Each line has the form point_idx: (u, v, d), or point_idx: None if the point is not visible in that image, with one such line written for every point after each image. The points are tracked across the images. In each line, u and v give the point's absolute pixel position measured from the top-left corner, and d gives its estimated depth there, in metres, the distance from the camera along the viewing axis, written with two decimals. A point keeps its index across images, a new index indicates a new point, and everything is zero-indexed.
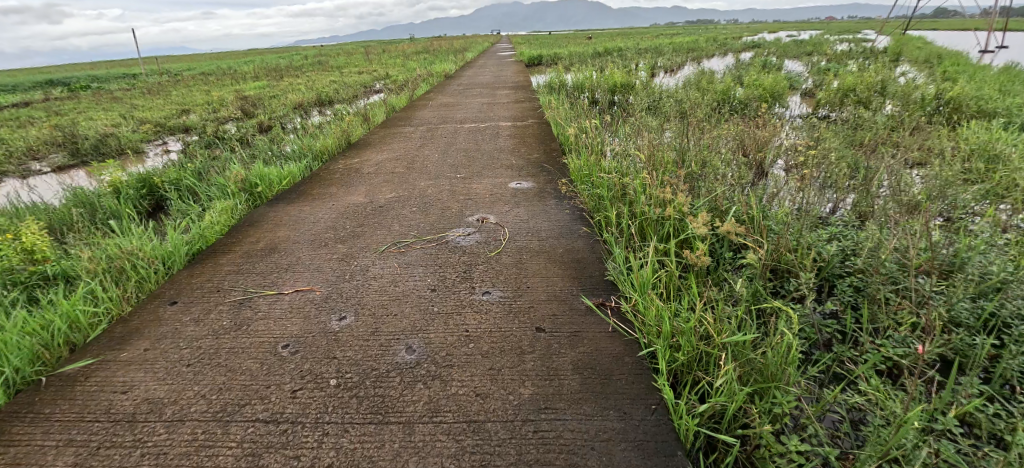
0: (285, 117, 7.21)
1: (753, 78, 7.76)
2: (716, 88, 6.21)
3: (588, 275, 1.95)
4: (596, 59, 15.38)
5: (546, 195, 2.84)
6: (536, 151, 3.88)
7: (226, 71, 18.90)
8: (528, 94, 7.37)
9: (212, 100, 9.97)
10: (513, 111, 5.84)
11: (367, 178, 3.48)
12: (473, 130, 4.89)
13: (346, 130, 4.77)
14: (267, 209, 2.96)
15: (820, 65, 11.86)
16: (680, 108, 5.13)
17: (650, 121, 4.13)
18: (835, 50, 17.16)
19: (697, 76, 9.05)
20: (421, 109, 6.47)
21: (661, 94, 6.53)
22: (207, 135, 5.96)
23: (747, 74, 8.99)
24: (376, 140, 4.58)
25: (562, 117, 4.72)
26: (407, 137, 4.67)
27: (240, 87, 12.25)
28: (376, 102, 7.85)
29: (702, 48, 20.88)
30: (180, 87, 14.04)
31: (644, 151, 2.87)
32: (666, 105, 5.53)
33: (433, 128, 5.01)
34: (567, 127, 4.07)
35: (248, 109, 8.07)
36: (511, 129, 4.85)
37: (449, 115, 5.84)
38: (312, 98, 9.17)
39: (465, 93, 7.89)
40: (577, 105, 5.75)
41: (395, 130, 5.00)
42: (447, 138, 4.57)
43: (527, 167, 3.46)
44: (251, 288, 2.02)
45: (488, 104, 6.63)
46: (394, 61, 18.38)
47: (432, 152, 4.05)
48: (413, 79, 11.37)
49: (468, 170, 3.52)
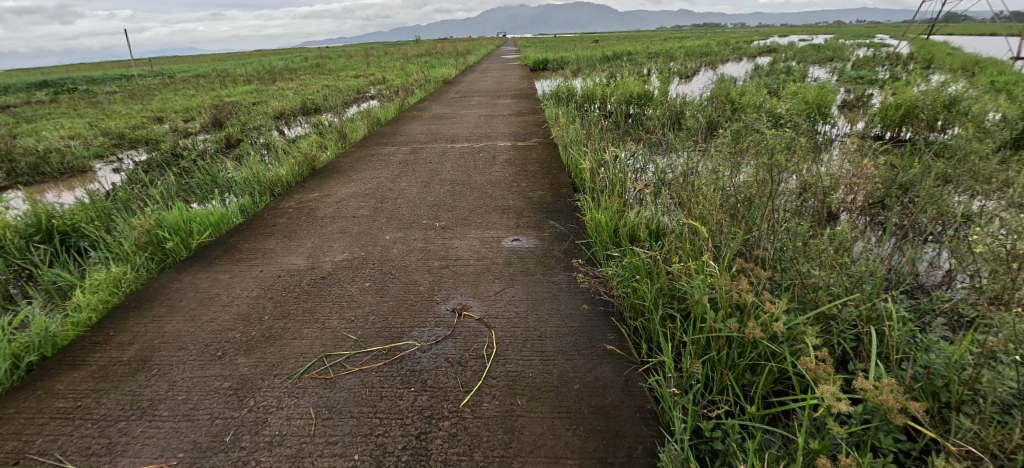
0: (259, 130, 6.41)
1: (786, 90, 6.89)
2: (750, 102, 5.35)
3: (625, 460, 1.14)
4: (604, 63, 14.59)
5: (553, 268, 2.03)
6: (540, 185, 3.08)
7: (219, 73, 18.14)
8: (532, 104, 6.55)
9: (189, 108, 9.15)
10: (515, 127, 5.01)
11: (320, 225, 2.66)
12: (464, 153, 4.07)
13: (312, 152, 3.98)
14: (172, 278, 2.18)
15: (847, 73, 10.99)
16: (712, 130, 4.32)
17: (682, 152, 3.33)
18: (859, 56, 16.17)
19: (720, 84, 8.20)
20: (410, 122, 5.67)
21: (685, 108, 5.69)
22: (162, 153, 5.17)
23: (774, 84, 8.12)
24: (347, 166, 3.77)
25: (573, 138, 3.89)
26: (384, 161, 3.85)
27: (226, 92, 11.46)
28: (364, 111, 7.06)
29: (714, 51, 20.09)
30: (165, 91, 13.26)
31: (691, 205, 2.06)
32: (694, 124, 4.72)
33: (418, 150, 4.20)
34: (580, 157, 3.26)
35: (221, 119, 7.25)
36: (510, 152, 4.02)
37: (440, 132, 5.01)
38: (295, 106, 8.35)
39: (461, 103, 7.05)
40: (590, 122, 4.93)
41: (372, 152, 4.18)
42: (433, 164, 3.74)
43: (528, 213, 2.64)
44: (68, 464, 1.23)
45: (486, 117, 5.79)
46: (393, 64, 17.65)
47: (410, 185, 3.22)
48: (410, 84, 10.58)
49: (453, 213, 2.70)
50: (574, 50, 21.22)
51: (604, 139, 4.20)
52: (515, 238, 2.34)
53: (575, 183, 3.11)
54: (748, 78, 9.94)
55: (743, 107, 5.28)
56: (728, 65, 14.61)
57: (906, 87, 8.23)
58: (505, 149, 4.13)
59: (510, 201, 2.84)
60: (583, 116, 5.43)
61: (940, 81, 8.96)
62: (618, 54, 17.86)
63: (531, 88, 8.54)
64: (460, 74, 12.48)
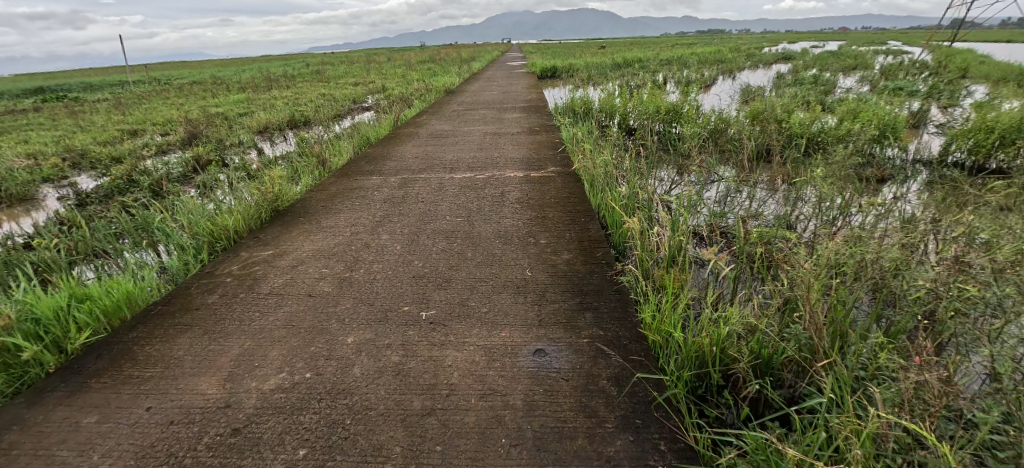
0: (236, 150, 5.65)
1: (829, 107, 6.09)
2: (801, 122, 4.56)
3: None
4: (616, 71, 13.83)
5: (604, 424, 1.26)
6: (566, 243, 2.30)
7: (215, 80, 17.44)
8: (545, 121, 5.78)
9: (169, 120, 8.40)
10: (526, 151, 4.23)
11: (262, 309, 1.90)
12: (466, 186, 3.30)
13: (279, 186, 3.22)
14: (16, 416, 1.43)
15: (884, 83, 10.13)
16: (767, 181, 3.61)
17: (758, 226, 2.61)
18: (885, 64, 15.24)
19: (753, 98, 7.39)
20: (405, 141, 4.91)
21: (723, 129, 4.90)
22: (113, 178, 4.41)
23: (811, 97, 7.28)
24: (319, 206, 3.01)
25: (602, 171, 3.13)
26: (366, 200, 3.10)
27: (215, 101, 10.74)
28: (356, 126, 6.31)
29: (728, 58, 19.45)
30: (151, 99, 12.47)
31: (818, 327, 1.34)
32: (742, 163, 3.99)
33: (410, 182, 3.43)
34: (617, 210, 2.50)
35: (197, 135, 6.50)
36: (522, 187, 3.25)
37: (437, 155, 4.24)
38: (282, 119, 7.59)
39: (463, 118, 6.27)
40: (616, 150, 4.18)
41: (355, 185, 3.42)
42: (426, 204, 2.96)
43: (554, 296, 1.86)
44: None
45: (492, 136, 5.01)
46: (396, 72, 16.98)
47: (395, 238, 2.46)
48: (411, 94, 9.83)
49: (448, 291, 1.93)
50: (582, 57, 20.43)
51: (638, 174, 3.43)
52: (538, 345, 1.57)
53: (616, 244, 2.36)
54: (775, 89, 9.12)
55: (794, 128, 4.49)
56: (747, 74, 13.77)
57: (954, 104, 7.42)
58: (516, 182, 3.36)
59: (527, 271, 2.06)
60: (605, 140, 4.66)
61: (988, 97, 8.14)
62: (631, 61, 17.17)
63: (542, 100, 7.75)
64: (463, 83, 11.71)
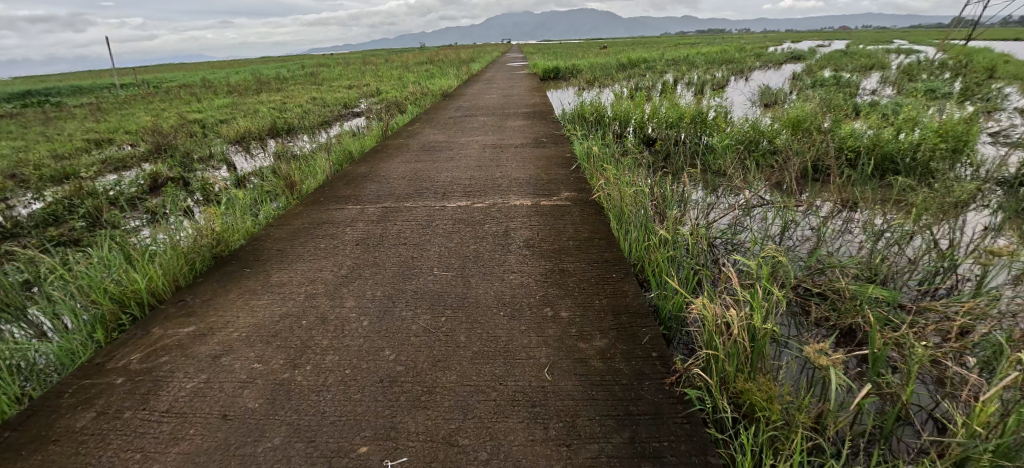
0: (203, 166, 4.97)
1: (869, 113, 5.42)
2: (852, 134, 3.91)
3: None
4: (623, 72, 13.12)
5: None
6: (596, 320, 1.65)
7: (206, 83, 16.74)
8: (552, 130, 5.11)
9: (140, 127, 7.69)
10: (533, 170, 3.58)
11: (147, 447, 1.26)
12: (460, 219, 2.64)
13: (225, 225, 2.55)
14: None
15: (914, 84, 9.39)
16: (830, 212, 2.96)
17: (850, 285, 1.96)
18: (904, 63, 14.52)
19: (780, 105, 6.71)
20: (392, 156, 4.24)
21: (762, 141, 4.23)
22: (46, 205, 3.73)
23: (841, 101, 6.59)
24: (273, 251, 2.36)
25: (633, 205, 2.49)
26: (334, 240, 2.45)
27: (196, 107, 9.99)
28: (340, 137, 5.61)
29: (736, 58, 18.85)
30: (131, 104, 11.75)
31: None
32: (793, 188, 3.34)
33: (392, 213, 2.78)
34: (665, 272, 1.88)
35: (165, 148, 5.81)
36: (532, 220, 2.59)
37: (428, 173, 3.58)
38: (263, 127, 6.89)
39: (460, 127, 5.59)
40: (640, 170, 3.54)
41: (324, 217, 2.78)
42: (411, 247, 2.33)
43: (587, 426, 1.23)
44: None
45: (493, 149, 4.35)
46: (392, 74, 16.27)
47: (360, 306, 1.81)
48: (405, 99, 9.12)
49: (428, 415, 1.28)
50: (586, 58, 19.72)
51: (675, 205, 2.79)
52: None
53: (662, 316, 1.73)
54: (796, 93, 8.42)
55: (845, 140, 3.84)
56: (758, 75, 13.05)
57: (998, 109, 6.73)
58: (524, 212, 2.71)
59: (546, 374, 1.42)
60: (626, 155, 4.00)
61: None
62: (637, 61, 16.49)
63: (547, 105, 7.07)
64: (461, 85, 11.02)
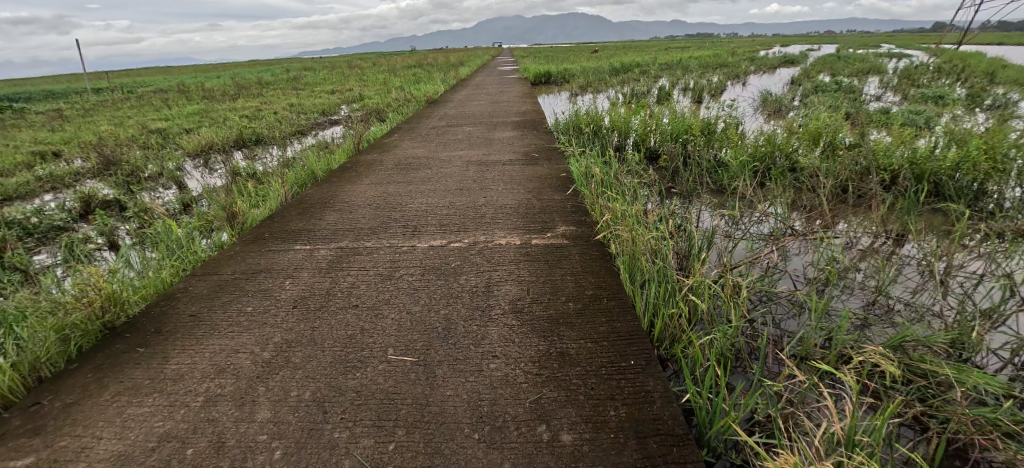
0: (148, 188, 4.36)
1: (888, 122, 4.98)
2: (882, 149, 3.45)
3: None
4: (615, 77, 12.67)
5: None
6: (610, 452, 1.14)
7: (181, 88, 15.96)
8: (543, 143, 4.59)
9: (90, 139, 6.98)
10: (522, 193, 3.07)
11: None
12: (431, 266, 2.10)
13: (126, 285, 1.99)
14: None
15: (919, 89, 8.99)
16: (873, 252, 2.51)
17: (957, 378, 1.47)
18: (900, 67, 14.23)
19: (785, 114, 6.26)
20: (361, 175, 3.69)
21: (780, 157, 3.74)
22: None
23: (851, 109, 6.16)
24: (183, 319, 1.81)
25: (647, 248, 1.98)
26: (267, 300, 1.90)
27: (160, 116, 9.26)
28: (308, 151, 5.04)
29: (728, 62, 18.64)
30: (95, 112, 10.97)
31: None
32: (826, 216, 2.87)
33: (346, 258, 2.23)
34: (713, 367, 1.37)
35: (109, 165, 5.15)
36: (521, 267, 2.06)
37: (399, 199, 3.05)
38: (226, 138, 6.25)
39: (443, 139, 5.06)
40: (647, 195, 3.05)
41: (261, 263, 2.22)
42: (365, 309, 1.80)
43: None
44: None
45: (477, 167, 3.81)
46: (376, 78, 15.66)
47: (276, 421, 1.28)
48: (387, 106, 8.55)
49: None
50: (577, 62, 19.28)
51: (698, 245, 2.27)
52: None
53: (704, 434, 1.26)
54: (799, 100, 7.98)
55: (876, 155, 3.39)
56: (754, 79, 12.67)
57: (1015, 116, 6.32)
58: (511, 254, 2.18)
59: None
60: (628, 172, 3.49)
61: None
62: (628, 66, 16.05)
63: (538, 113, 6.56)
64: (447, 91, 10.47)
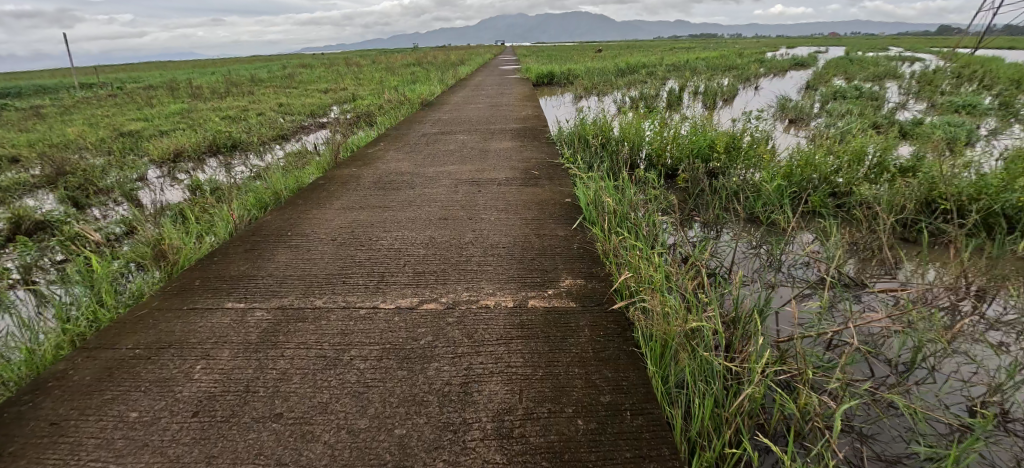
0: (97, 204, 3.86)
1: (931, 134, 4.42)
2: (944, 171, 2.91)
3: None
4: (622, 79, 12.05)
5: None
6: None
7: (171, 85, 15.38)
8: (545, 157, 4.07)
9: (53, 142, 6.43)
10: (518, 223, 2.57)
11: None
12: (391, 347, 1.56)
13: None
14: None
15: (951, 97, 8.32)
16: (958, 316, 1.99)
17: None
18: (920, 71, 13.54)
19: (811, 127, 5.70)
20: (332, 196, 3.17)
21: (820, 182, 3.21)
22: None
23: (885, 120, 5.56)
24: (39, 431, 1.31)
25: (683, 324, 1.45)
26: (161, 400, 1.39)
27: (138, 116, 8.69)
28: (282, 163, 4.52)
29: (738, 64, 18.00)
30: (71, 111, 10.32)
31: None
32: (890, 263, 2.37)
33: (284, 327, 1.69)
34: None
35: (59, 176, 4.60)
36: (514, 347, 1.54)
37: (372, 230, 2.55)
38: (197, 144, 5.70)
39: (433, 150, 4.53)
40: (670, 231, 2.52)
41: (174, 334, 1.70)
42: (288, 425, 1.27)
43: None
44: None
45: (469, 186, 3.30)
46: (373, 77, 15.08)
47: None
48: (378, 108, 7.99)
49: None
50: (581, 62, 18.75)
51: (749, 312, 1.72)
52: None
53: None
54: (823, 108, 7.38)
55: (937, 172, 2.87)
56: (767, 84, 12.02)
57: None
58: (501, 326, 1.65)
59: None
60: (644, 197, 2.99)
61: None
62: (634, 67, 15.44)
63: (540, 120, 6.01)
64: (443, 93, 9.88)
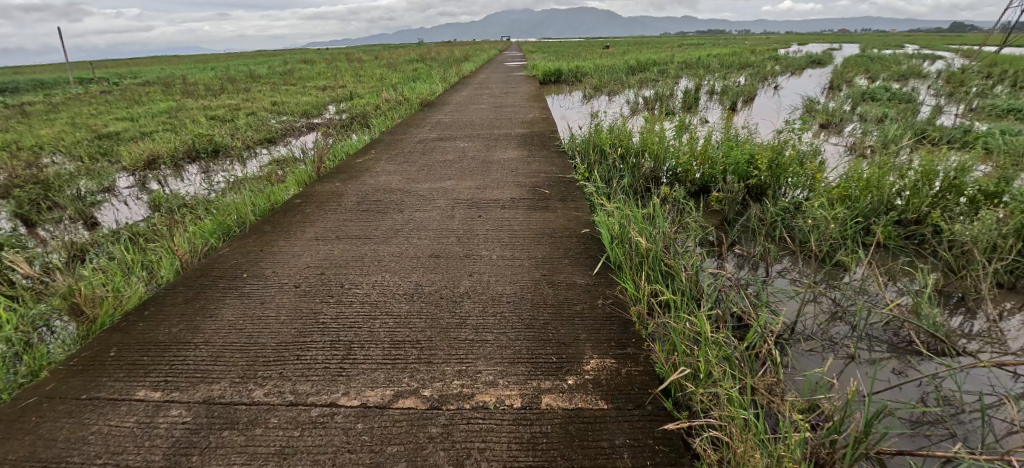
0: (46, 222, 3.38)
1: (994, 146, 3.88)
2: None
3: None
4: (633, 78, 11.43)
5: None
6: None
7: (165, 81, 14.83)
8: (556, 170, 3.58)
9: (21, 145, 5.93)
10: (527, 261, 2.12)
11: None
12: None
13: None
14: None
15: (993, 99, 7.67)
16: None
17: None
18: (948, 71, 12.81)
19: (849, 136, 5.15)
20: (307, 219, 2.72)
21: (884, 208, 2.71)
22: None
23: (933, 129, 4.99)
24: None
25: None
26: None
27: (121, 116, 8.16)
28: (261, 174, 4.04)
29: (753, 62, 17.27)
30: (57, 109, 9.81)
31: None
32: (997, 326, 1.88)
33: (201, 441, 1.22)
34: None
35: (13, 186, 4.10)
36: None
37: (349, 267, 2.10)
38: (175, 149, 5.20)
39: (429, 160, 4.05)
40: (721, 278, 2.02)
41: (53, 448, 1.23)
42: None
43: None
44: None
45: (468, 208, 2.84)
46: (373, 74, 14.52)
47: None
48: (374, 109, 7.48)
49: None
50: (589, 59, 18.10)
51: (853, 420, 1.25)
52: None
53: None
54: (856, 111, 6.78)
55: None
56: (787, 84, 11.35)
57: None
58: (504, 445, 1.18)
59: None
60: (675, 225, 2.52)
61: None
62: (645, 65, 14.79)
63: (548, 124, 5.50)
64: (445, 93, 9.33)
